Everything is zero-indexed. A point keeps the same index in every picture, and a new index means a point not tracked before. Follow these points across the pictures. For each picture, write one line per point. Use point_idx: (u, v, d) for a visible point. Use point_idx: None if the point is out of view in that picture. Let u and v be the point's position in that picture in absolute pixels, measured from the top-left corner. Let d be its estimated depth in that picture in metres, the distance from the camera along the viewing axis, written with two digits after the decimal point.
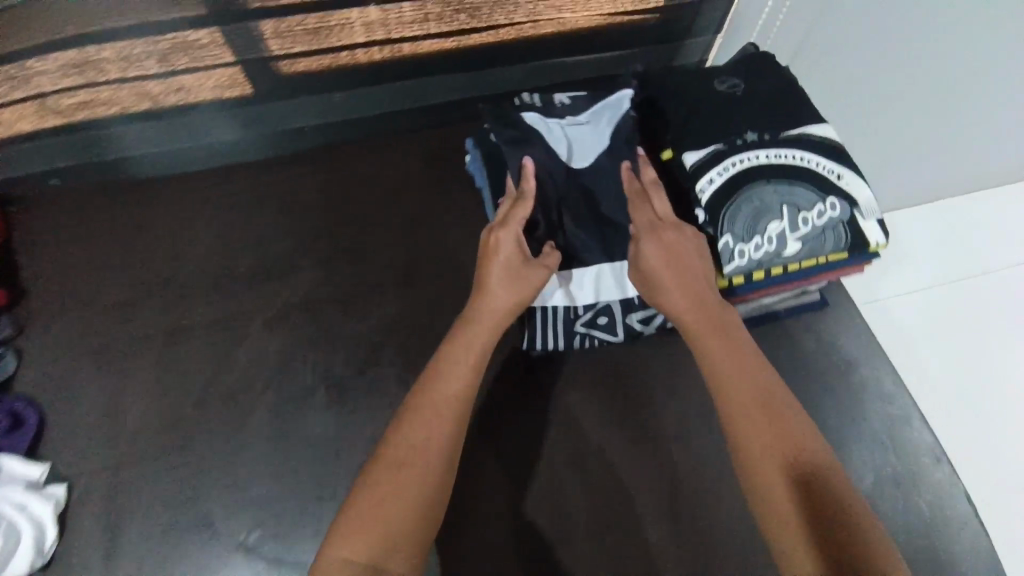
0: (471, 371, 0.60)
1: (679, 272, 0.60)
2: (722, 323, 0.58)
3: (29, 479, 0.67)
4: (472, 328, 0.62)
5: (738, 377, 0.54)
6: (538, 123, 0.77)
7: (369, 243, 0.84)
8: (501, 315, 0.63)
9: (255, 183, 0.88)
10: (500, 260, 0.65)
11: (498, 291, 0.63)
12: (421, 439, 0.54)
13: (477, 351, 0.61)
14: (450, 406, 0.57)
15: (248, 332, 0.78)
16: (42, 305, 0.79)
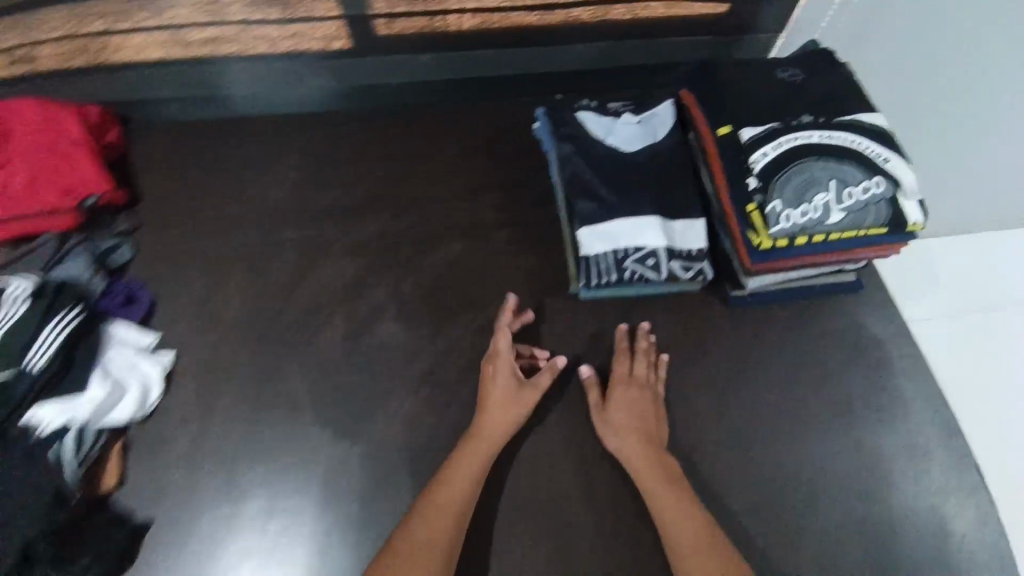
0: (472, 481, 0.68)
1: (642, 422, 0.74)
2: (670, 469, 0.72)
3: (140, 345, 0.76)
4: (477, 441, 0.71)
5: (679, 511, 0.68)
6: (588, 120, 0.87)
7: (441, 190, 0.92)
8: (498, 434, 0.71)
9: (343, 124, 0.97)
10: (501, 384, 0.73)
11: (497, 414, 0.72)
12: (424, 538, 0.64)
13: (476, 465, 0.69)
14: (451, 513, 0.66)
15: (330, 250, 0.86)
16: (155, 210, 0.90)
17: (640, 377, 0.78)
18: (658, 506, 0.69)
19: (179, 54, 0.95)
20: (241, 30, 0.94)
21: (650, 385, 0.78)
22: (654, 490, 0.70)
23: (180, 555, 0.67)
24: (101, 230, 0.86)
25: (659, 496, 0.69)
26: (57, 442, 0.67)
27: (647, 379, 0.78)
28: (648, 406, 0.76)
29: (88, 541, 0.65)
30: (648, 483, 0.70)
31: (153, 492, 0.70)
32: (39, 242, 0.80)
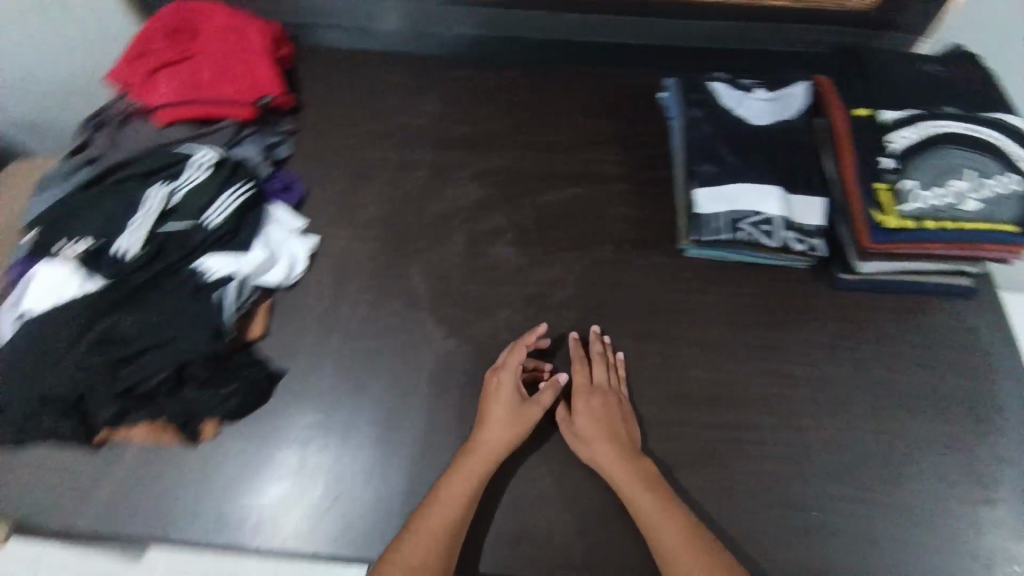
0: (465, 496, 0.67)
1: (608, 428, 0.72)
2: (644, 468, 0.70)
3: (293, 226, 0.88)
4: (471, 455, 0.70)
5: (659, 513, 0.66)
6: (721, 92, 0.91)
7: (564, 138, 0.98)
8: (490, 447, 0.70)
9: (484, 70, 1.06)
10: (502, 399, 0.73)
11: (494, 433, 0.71)
12: (417, 561, 0.63)
13: (468, 481, 0.68)
14: (439, 528, 0.65)
15: (459, 176, 0.95)
16: (312, 119, 1.01)
17: (602, 382, 0.76)
18: (639, 509, 0.67)
19: None
20: None
21: (613, 388, 0.76)
22: (629, 493, 0.68)
23: (303, 405, 0.76)
24: (268, 127, 0.97)
25: (638, 500, 0.68)
26: (217, 289, 0.77)
27: (609, 382, 0.76)
28: (614, 413, 0.74)
29: (230, 374, 0.75)
30: (623, 484, 0.69)
31: (287, 348, 0.80)
32: (221, 126, 0.92)
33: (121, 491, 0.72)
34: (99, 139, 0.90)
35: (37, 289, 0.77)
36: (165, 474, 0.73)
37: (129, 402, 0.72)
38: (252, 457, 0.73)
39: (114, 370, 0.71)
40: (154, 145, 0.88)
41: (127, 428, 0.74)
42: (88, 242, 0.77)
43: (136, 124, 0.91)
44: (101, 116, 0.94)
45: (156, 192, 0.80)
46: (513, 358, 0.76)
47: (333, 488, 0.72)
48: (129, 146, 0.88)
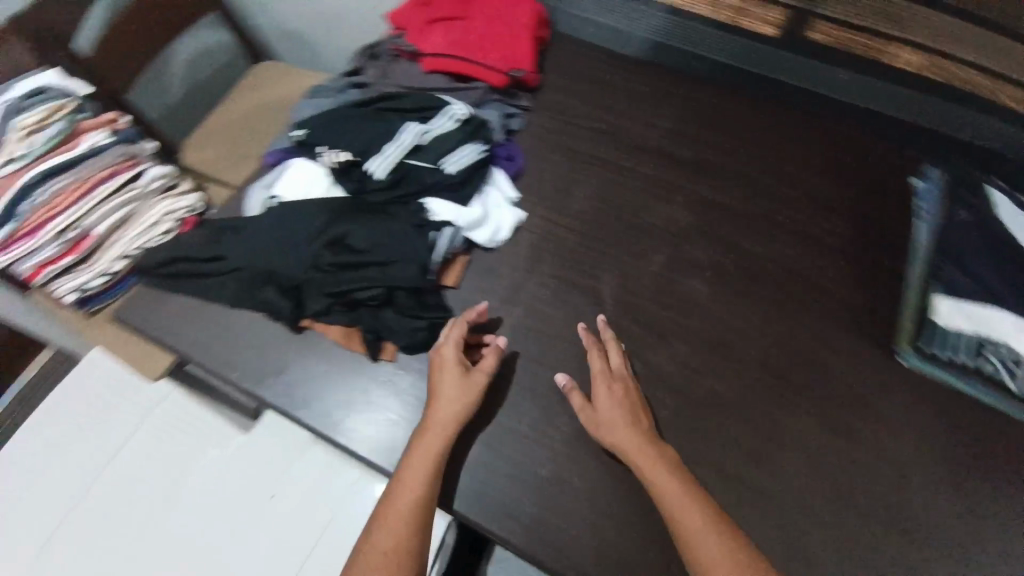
0: (427, 476, 0.68)
1: (626, 414, 0.72)
2: (664, 455, 0.69)
3: (507, 195, 0.92)
4: (427, 431, 0.71)
5: (683, 503, 0.65)
6: (993, 199, 0.87)
7: (795, 191, 0.92)
8: (443, 421, 0.71)
9: (728, 96, 1.01)
10: (448, 369, 0.75)
11: (445, 408, 0.72)
12: (389, 543, 0.66)
13: (427, 461, 0.69)
14: (407, 508, 0.67)
15: (675, 196, 0.92)
16: (548, 99, 1.04)
17: (616, 368, 0.76)
18: (659, 495, 0.66)
19: None
20: None
21: (622, 372, 0.76)
22: (651, 476, 0.67)
23: (473, 361, 0.80)
24: (510, 99, 1.01)
25: (660, 486, 0.66)
26: (434, 231, 0.83)
27: (621, 368, 0.77)
28: (633, 397, 0.74)
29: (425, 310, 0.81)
30: (644, 465, 0.68)
31: (470, 305, 0.84)
32: (474, 86, 0.98)
33: (302, 376, 0.79)
34: (371, 70, 1.01)
35: (291, 177, 0.88)
36: (341, 376, 0.79)
37: (336, 303, 0.79)
38: (419, 392, 0.78)
39: (338, 273, 0.79)
40: (417, 88, 0.97)
41: (323, 324, 0.81)
42: (345, 155, 0.86)
43: (403, 65, 1.00)
44: (375, 48, 1.04)
45: (409, 130, 0.88)
46: (455, 329, 0.77)
47: (481, 450, 0.74)
48: (396, 83, 0.98)
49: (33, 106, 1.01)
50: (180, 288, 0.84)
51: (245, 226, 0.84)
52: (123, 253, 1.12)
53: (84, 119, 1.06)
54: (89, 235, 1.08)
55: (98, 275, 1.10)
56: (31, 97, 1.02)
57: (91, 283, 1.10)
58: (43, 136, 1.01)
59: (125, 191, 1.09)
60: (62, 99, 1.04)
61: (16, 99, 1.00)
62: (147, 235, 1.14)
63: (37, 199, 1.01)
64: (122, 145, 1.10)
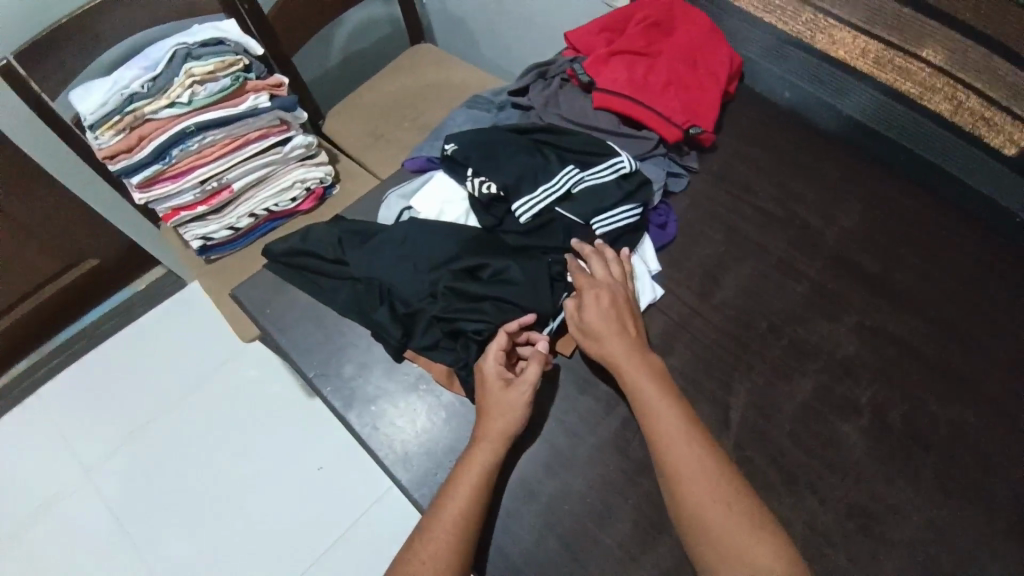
0: (473, 490, 0.64)
1: (614, 329, 0.71)
2: (655, 378, 0.68)
3: (648, 268, 0.83)
4: (475, 446, 0.67)
5: (675, 434, 0.64)
6: None
7: (993, 349, 0.77)
8: (493, 436, 0.67)
9: (930, 212, 0.87)
10: (490, 381, 0.69)
11: (495, 422, 0.67)
12: (429, 554, 0.60)
13: (476, 474, 0.65)
14: (452, 519, 0.62)
15: (840, 316, 0.80)
16: (716, 167, 0.94)
17: (607, 278, 0.74)
18: (649, 421, 0.66)
19: (858, 64, 0.96)
20: (938, 83, 0.91)
21: (616, 285, 0.74)
22: (641, 399, 0.67)
23: (572, 445, 0.73)
24: (677, 155, 0.92)
25: (652, 414, 0.66)
26: (566, 293, 0.77)
27: (614, 280, 0.74)
28: (621, 304, 0.73)
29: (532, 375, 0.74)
30: (635, 384, 0.68)
31: (582, 377, 0.77)
32: (643, 134, 0.90)
33: (388, 406, 0.74)
34: (537, 91, 0.96)
35: (430, 193, 0.84)
36: (427, 419, 0.73)
37: (443, 338, 0.74)
38: (508, 462, 0.72)
39: (452, 304, 0.74)
40: (582, 126, 0.91)
41: (425, 361, 0.76)
42: (490, 186, 0.79)
43: (573, 94, 0.94)
44: (546, 67, 0.98)
45: (565, 174, 0.81)
46: (501, 337, 0.71)
47: (558, 552, 0.67)
48: (561, 115, 0.93)
49: (206, 57, 1.00)
50: (299, 281, 0.83)
51: (374, 234, 0.81)
52: (250, 211, 1.16)
53: (250, 80, 1.05)
54: (227, 189, 1.11)
55: (224, 227, 1.15)
56: (205, 46, 1.01)
57: (217, 233, 1.15)
58: (209, 88, 1.01)
59: (270, 154, 1.12)
60: (234, 55, 1.03)
61: (190, 45, 1.00)
62: (277, 198, 1.18)
63: (190, 147, 1.02)
64: (278, 111, 1.09)
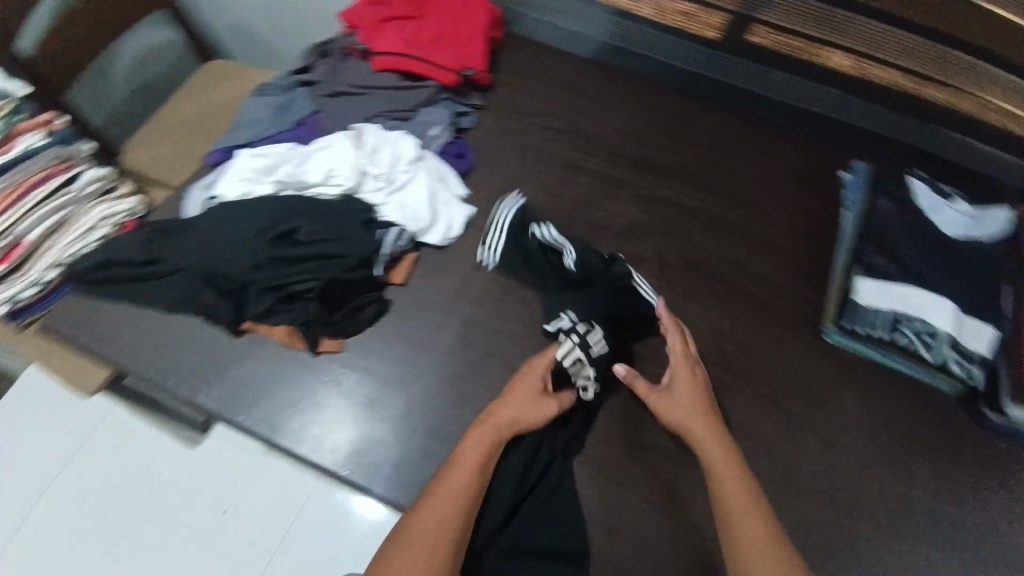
0: (480, 462, 0.68)
1: (688, 397, 0.73)
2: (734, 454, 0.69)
3: (455, 193, 0.91)
4: (483, 425, 0.70)
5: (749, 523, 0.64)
6: (920, 186, 0.90)
7: (737, 188, 0.97)
8: (507, 420, 0.70)
9: (666, 102, 1.06)
10: (527, 381, 0.73)
11: (518, 412, 0.70)
12: (434, 523, 0.63)
13: (480, 449, 0.68)
14: (459, 492, 0.65)
15: (619, 192, 0.96)
16: (498, 99, 1.05)
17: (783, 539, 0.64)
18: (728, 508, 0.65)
19: None
20: None
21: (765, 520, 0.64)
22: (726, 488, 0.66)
23: (419, 357, 0.79)
24: (460, 98, 1.01)
25: (733, 507, 0.65)
26: (383, 228, 0.83)
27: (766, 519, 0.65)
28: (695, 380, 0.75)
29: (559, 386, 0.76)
30: (714, 457, 0.68)
31: (421, 299, 0.84)
32: (424, 84, 0.97)
33: (242, 382, 0.77)
34: (320, 67, 1.00)
35: (229, 175, 0.86)
36: (290, 380, 0.77)
37: (276, 302, 0.77)
38: (369, 389, 0.77)
39: (280, 270, 0.77)
40: (368, 89, 0.96)
41: (266, 326, 0.78)
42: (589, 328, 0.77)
43: (355, 63, 1.00)
44: (325, 46, 1.04)
45: (509, 210, 0.88)
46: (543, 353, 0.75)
47: (420, 451, 0.73)
48: (346, 80, 0.98)
49: None
50: (119, 295, 0.82)
51: (184, 227, 0.82)
52: (57, 261, 1.08)
53: (21, 121, 1.00)
54: (21, 244, 1.03)
55: (30, 286, 1.07)
56: None
57: (23, 293, 1.06)
58: None
59: (61, 195, 1.05)
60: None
61: None
62: (85, 241, 1.10)
63: None
64: (58, 148, 1.05)
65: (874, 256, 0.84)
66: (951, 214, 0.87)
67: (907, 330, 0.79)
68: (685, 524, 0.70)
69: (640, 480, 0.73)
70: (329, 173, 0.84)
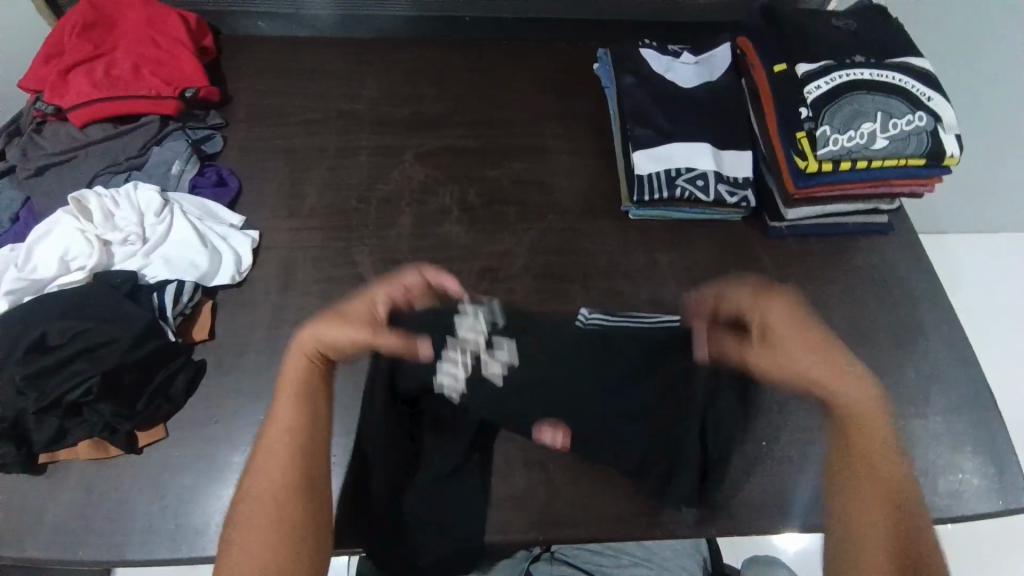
0: (299, 400, 0.65)
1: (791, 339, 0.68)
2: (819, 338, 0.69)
3: (230, 223, 0.84)
4: (294, 357, 0.67)
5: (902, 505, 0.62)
6: (652, 55, 0.94)
7: (508, 114, 0.98)
8: (317, 347, 0.67)
9: (415, 52, 1.03)
10: (356, 305, 0.69)
11: (333, 340, 0.67)
12: (268, 477, 0.61)
13: (297, 387, 0.66)
14: (287, 437, 0.63)
15: (402, 158, 0.93)
16: (241, 109, 0.95)
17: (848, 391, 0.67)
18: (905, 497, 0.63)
19: None
20: None
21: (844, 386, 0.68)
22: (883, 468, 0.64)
23: (256, 406, 0.74)
24: (196, 121, 0.91)
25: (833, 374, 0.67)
26: (157, 292, 0.73)
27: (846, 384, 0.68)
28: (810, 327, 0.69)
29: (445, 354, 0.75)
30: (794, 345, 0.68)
31: (239, 345, 0.78)
32: (143, 121, 0.86)
33: (65, 519, 0.67)
34: (13, 148, 0.85)
35: None
36: (124, 489, 0.69)
37: (66, 420, 0.67)
38: (218, 460, 0.71)
39: (47, 385, 0.66)
40: (79, 149, 0.84)
41: (67, 450, 0.68)
42: (500, 347, 0.77)
43: (53, 130, 0.86)
44: (15, 122, 0.89)
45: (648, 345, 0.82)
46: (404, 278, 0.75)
47: None
48: (51, 150, 0.84)
49: None
50: None
51: None
52: None
53: None
54: None
55: None
56: None
57: None
58: None
59: None
60: None
61: None
62: None
63: None
64: None
65: (641, 128, 0.88)
66: (686, 68, 0.94)
67: (682, 182, 0.85)
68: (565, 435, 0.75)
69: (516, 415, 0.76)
70: (64, 258, 0.73)
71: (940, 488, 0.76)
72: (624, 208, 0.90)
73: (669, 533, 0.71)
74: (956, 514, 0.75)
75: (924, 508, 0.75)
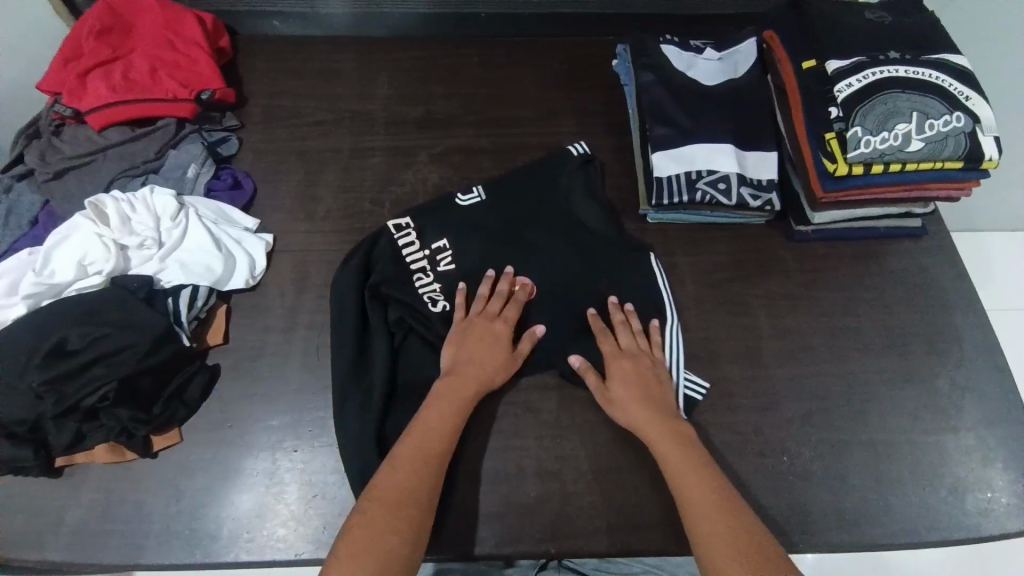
0: (452, 419, 0.67)
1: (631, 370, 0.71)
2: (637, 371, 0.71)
3: (244, 227, 0.84)
4: (455, 374, 0.70)
5: (714, 517, 0.59)
6: (672, 52, 0.91)
7: (523, 114, 0.96)
8: (478, 376, 0.71)
9: (428, 50, 1.01)
10: (497, 330, 0.73)
11: (485, 367, 0.71)
12: (408, 481, 0.61)
13: (452, 407, 0.68)
14: (433, 453, 0.64)
15: (415, 159, 0.92)
16: (255, 110, 0.95)
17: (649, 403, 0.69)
18: (691, 510, 0.61)
19: None
20: None
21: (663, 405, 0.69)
22: (684, 484, 0.63)
23: (268, 411, 0.74)
24: (211, 123, 0.91)
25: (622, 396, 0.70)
26: (171, 297, 0.74)
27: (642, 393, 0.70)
28: (648, 374, 0.71)
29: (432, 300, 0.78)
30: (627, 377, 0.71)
31: (252, 349, 0.78)
32: (159, 123, 0.86)
33: (81, 521, 0.68)
34: (32, 151, 0.86)
35: None
36: (139, 493, 0.69)
37: (82, 424, 0.68)
38: (232, 464, 0.71)
39: (64, 390, 0.67)
40: (96, 152, 0.85)
41: (84, 452, 0.69)
42: (443, 245, 0.81)
43: (72, 133, 0.87)
44: (35, 125, 0.90)
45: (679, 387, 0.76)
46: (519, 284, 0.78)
47: (300, 505, 0.69)
48: (69, 154, 0.85)
49: None
50: None
51: None
52: None
53: None
54: None
55: None
56: None
57: None
58: None
59: None
60: None
61: None
62: None
63: None
64: None
65: (661, 128, 0.85)
66: (708, 64, 0.91)
67: (703, 184, 0.82)
68: (579, 446, 0.74)
69: (529, 424, 0.75)
70: (82, 262, 0.74)
71: (970, 506, 0.73)
72: (642, 211, 0.87)
73: (686, 549, 0.69)
74: (987, 534, 0.72)
75: (954, 527, 0.72)
